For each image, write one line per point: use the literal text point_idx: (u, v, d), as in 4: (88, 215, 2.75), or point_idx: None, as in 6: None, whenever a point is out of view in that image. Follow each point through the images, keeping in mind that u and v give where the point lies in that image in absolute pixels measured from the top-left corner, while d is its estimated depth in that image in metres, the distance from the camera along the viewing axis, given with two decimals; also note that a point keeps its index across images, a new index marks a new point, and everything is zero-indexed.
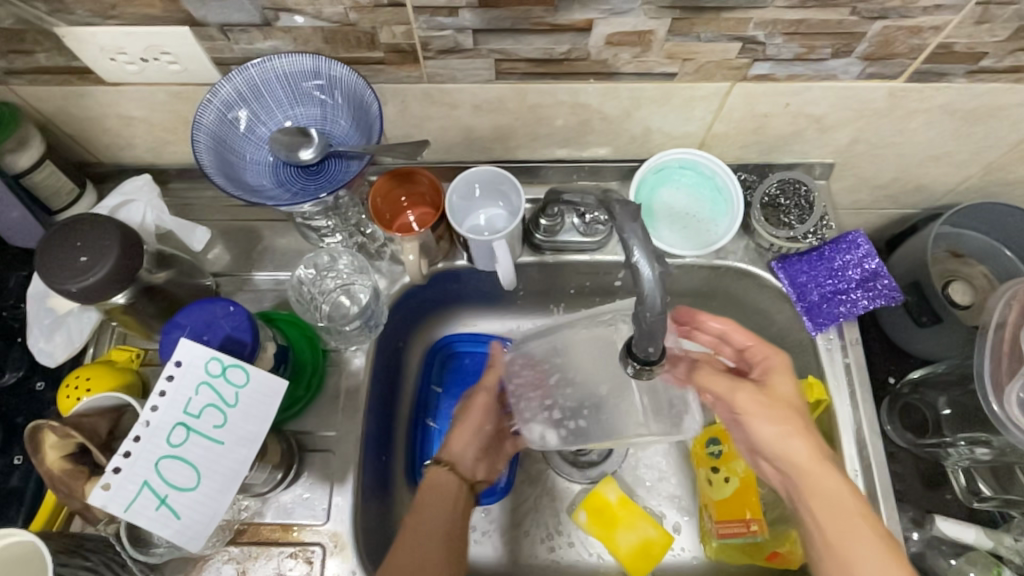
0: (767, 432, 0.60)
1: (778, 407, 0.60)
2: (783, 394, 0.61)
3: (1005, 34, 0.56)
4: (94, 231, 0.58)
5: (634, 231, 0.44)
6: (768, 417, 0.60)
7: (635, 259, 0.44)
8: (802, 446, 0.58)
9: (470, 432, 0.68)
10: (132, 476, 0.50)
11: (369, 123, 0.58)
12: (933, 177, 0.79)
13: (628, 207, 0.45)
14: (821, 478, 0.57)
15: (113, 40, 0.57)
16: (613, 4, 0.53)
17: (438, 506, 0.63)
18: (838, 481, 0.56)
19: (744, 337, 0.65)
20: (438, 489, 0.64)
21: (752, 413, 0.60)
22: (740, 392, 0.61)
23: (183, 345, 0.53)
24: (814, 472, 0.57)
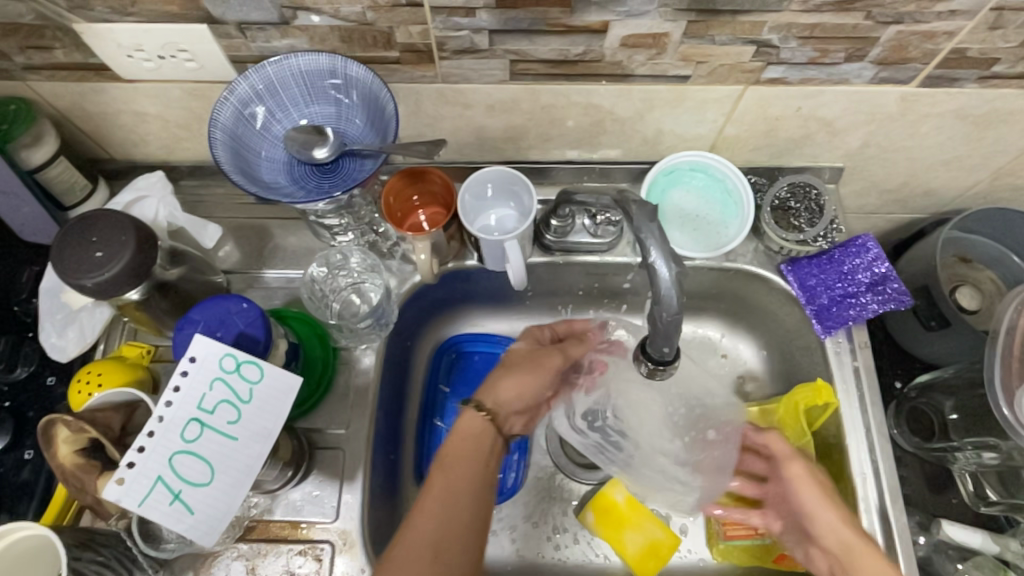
0: (812, 506, 0.62)
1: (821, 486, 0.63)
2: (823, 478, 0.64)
3: (1018, 40, 0.56)
4: (109, 227, 0.58)
5: (651, 232, 0.45)
6: (818, 492, 0.62)
7: (652, 258, 0.44)
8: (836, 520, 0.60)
9: (521, 387, 0.66)
10: (146, 471, 0.50)
11: (384, 122, 0.59)
12: (942, 181, 0.79)
13: (645, 208, 0.46)
14: (862, 559, 0.57)
15: (131, 37, 0.57)
16: (631, 6, 0.53)
17: (467, 455, 0.60)
18: (877, 560, 0.56)
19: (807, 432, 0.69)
20: (470, 435, 0.62)
21: (802, 489, 0.63)
22: (794, 462, 0.65)
23: (197, 341, 0.53)
24: (856, 551, 0.57)
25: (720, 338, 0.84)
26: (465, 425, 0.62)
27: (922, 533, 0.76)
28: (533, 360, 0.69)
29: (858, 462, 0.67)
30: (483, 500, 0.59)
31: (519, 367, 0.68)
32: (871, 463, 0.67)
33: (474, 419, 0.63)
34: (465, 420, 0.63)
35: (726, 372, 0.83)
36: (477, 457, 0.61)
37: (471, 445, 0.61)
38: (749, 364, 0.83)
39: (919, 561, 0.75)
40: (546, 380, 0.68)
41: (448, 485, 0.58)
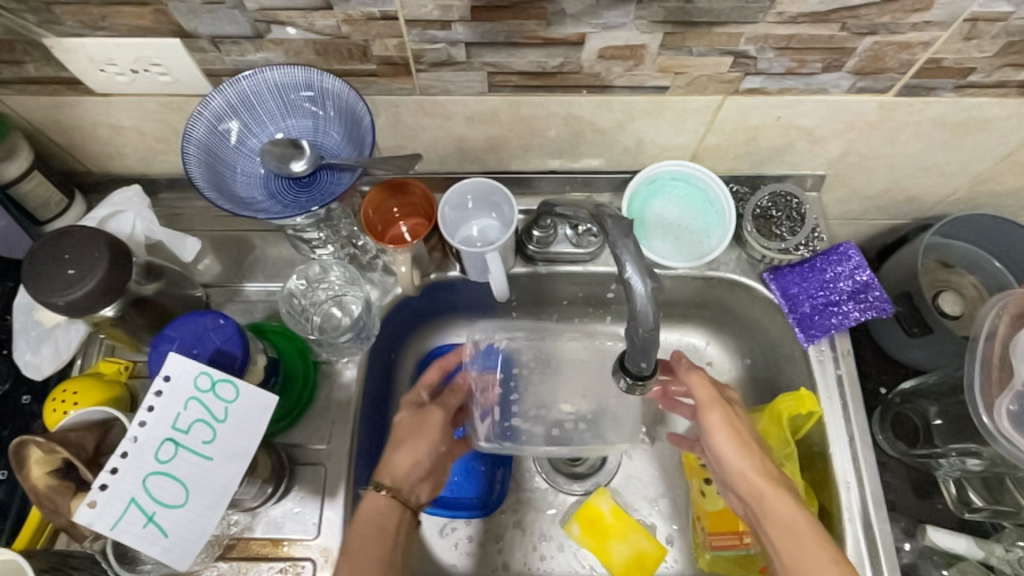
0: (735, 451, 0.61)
1: (742, 434, 0.62)
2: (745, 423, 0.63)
3: (993, 50, 0.56)
4: (82, 244, 0.57)
5: (626, 248, 0.45)
6: (738, 441, 0.61)
7: (628, 274, 0.45)
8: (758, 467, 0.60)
9: (416, 457, 0.64)
10: (120, 493, 0.49)
11: (361, 135, 0.58)
12: (923, 188, 0.79)
13: (620, 222, 0.46)
14: (773, 500, 0.57)
15: (103, 51, 0.56)
16: (607, 19, 0.53)
17: (377, 542, 0.58)
18: (788, 504, 0.57)
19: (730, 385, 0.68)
20: (370, 522, 0.59)
21: (718, 432, 0.62)
22: (714, 408, 0.63)
23: (172, 359, 0.52)
24: (767, 493, 0.58)
25: (705, 346, 0.84)
26: (369, 507, 0.60)
27: (907, 539, 0.76)
28: (417, 426, 0.67)
29: (842, 471, 0.67)
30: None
31: (405, 438, 0.65)
32: (855, 472, 0.67)
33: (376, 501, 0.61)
34: (366, 501, 0.61)
35: None
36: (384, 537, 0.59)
37: (373, 531, 0.59)
38: (733, 372, 0.83)
39: (904, 568, 0.74)
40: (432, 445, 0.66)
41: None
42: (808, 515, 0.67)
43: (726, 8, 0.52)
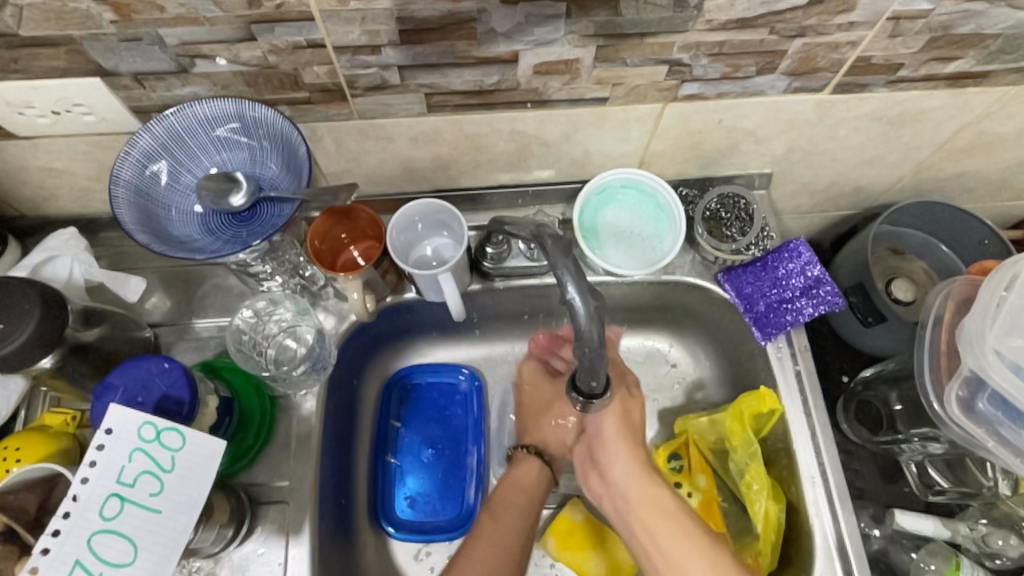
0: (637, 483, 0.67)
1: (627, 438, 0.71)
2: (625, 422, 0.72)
3: (919, 46, 0.57)
4: (11, 296, 0.55)
5: (567, 269, 0.45)
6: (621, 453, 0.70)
7: (569, 295, 0.45)
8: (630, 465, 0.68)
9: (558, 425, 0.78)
10: (62, 557, 0.47)
11: (298, 164, 0.57)
12: (868, 180, 0.81)
13: (559, 243, 0.47)
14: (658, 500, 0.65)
15: (20, 95, 0.54)
16: (538, 35, 0.53)
17: (517, 499, 0.71)
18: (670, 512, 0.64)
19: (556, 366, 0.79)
20: (522, 485, 0.73)
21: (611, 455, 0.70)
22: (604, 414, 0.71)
23: (113, 411, 0.50)
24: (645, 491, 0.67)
25: (669, 348, 0.85)
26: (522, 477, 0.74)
27: (876, 526, 0.76)
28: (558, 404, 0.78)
29: (806, 466, 0.68)
30: (517, 542, 0.68)
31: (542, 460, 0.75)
32: (818, 465, 0.68)
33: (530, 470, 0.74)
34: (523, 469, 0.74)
35: (678, 381, 0.83)
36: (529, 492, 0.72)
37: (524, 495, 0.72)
38: (699, 373, 0.83)
39: (876, 554, 0.75)
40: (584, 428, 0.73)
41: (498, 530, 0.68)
42: (777, 512, 0.68)
43: (657, 19, 0.52)
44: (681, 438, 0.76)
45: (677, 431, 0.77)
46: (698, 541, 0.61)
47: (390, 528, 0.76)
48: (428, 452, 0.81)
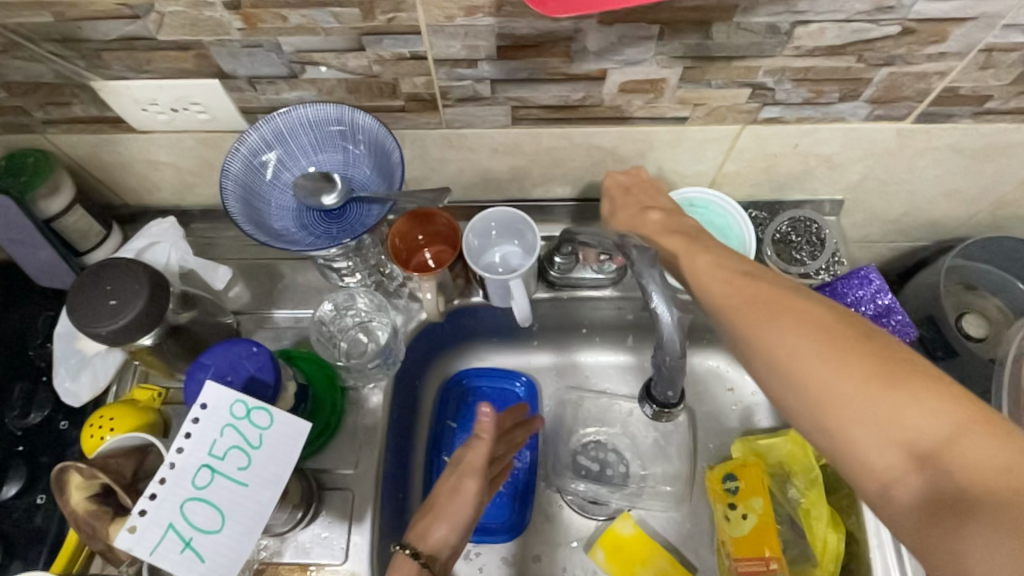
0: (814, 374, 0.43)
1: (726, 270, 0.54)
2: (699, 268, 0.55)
3: (1010, 79, 0.57)
4: (123, 275, 0.59)
5: (652, 278, 0.48)
6: (723, 283, 0.52)
7: (654, 304, 0.48)
8: (792, 323, 0.46)
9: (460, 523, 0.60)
10: (158, 519, 0.51)
11: (391, 168, 0.60)
12: (943, 212, 0.79)
13: (646, 254, 0.49)
14: (798, 358, 0.44)
15: (146, 92, 0.59)
16: (628, 55, 0.55)
17: None
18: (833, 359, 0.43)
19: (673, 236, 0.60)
20: None
21: (716, 283, 0.53)
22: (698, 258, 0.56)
23: (209, 388, 0.54)
24: (788, 331, 0.45)
25: (726, 370, 0.84)
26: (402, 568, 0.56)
27: None
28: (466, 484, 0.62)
29: None
30: None
31: (442, 510, 0.60)
32: None
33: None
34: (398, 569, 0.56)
35: (735, 404, 0.83)
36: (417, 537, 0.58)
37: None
38: (756, 397, 0.83)
39: None
40: (456, 487, 0.60)
41: None
42: (836, 541, 0.67)
43: (746, 43, 0.53)
44: (740, 459, 0.75)
45: (736, 453, 0.76)
46: (917, 383, 0.41)
47: None
48: None
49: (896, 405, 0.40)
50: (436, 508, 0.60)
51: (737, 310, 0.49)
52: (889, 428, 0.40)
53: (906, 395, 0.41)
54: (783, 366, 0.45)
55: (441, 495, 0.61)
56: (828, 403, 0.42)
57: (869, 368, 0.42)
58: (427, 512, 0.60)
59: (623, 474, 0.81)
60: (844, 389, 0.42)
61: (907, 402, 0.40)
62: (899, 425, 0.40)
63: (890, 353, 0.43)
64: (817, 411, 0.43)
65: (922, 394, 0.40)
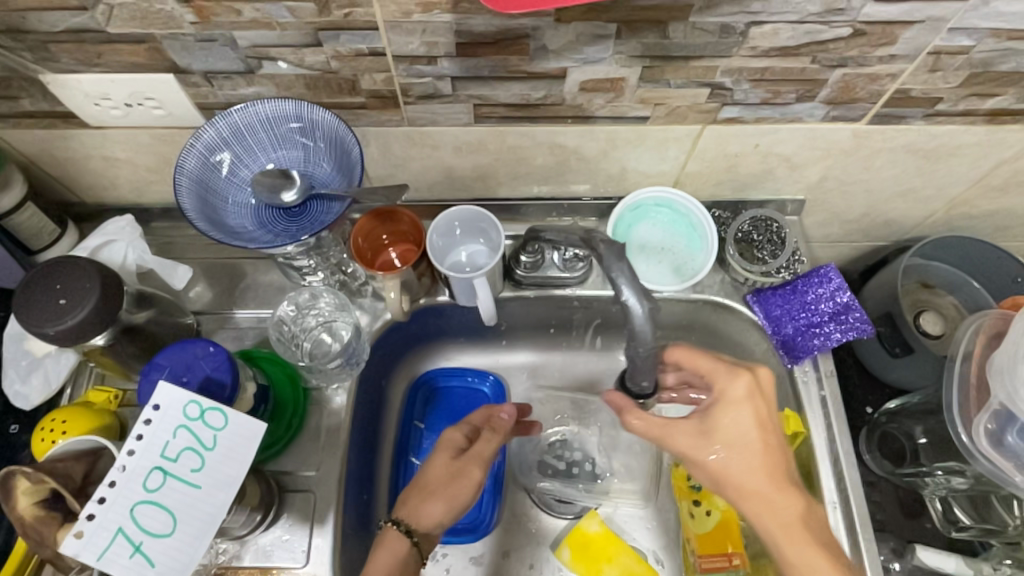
0: (739, 479, 0.55)
1: (741, 442, 0.55)
2: (735, 420, 0.56)
3: (958, 81, 0.59)
4: (74, 274, 0.58)
5: (621, 272, 0.53)
6: (742, 452, 0.55)
7: (626, 297, 0.52)
8: (747, 419, 0.56)
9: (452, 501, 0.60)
10: (106, 523, 0.49)
11: (350, 165, 0.59)
12: (900, 212, 0.81)
13: (614, 249, 0.54)
14: (758, 468, 0.55)
15: (98, 86, 0.58)
16: (587, 54, 0.55)
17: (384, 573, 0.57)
18: (790, 501, 0.54)
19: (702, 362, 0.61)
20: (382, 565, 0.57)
21: (733, 419, 0.56)
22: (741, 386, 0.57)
23: (161, 388, 0.53)
24: (759, 442, 0.55)
25: None
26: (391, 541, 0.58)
27: (896, 560, 0.75)
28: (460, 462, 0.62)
29: (827, 491, 0.68)
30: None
31: (440, 490, 0.60)
32: (839, 492, 0.68)
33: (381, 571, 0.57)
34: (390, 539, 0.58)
35: None
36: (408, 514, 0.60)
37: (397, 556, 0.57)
38: None
39: None
40: (458, 475, 0.61)
41: None
42: None
43: (702, 43, 0.54)
44: None
45: None
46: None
47: None
48: None
49: (796, 550, 0.53)
50: (428, 488, 0.61)
51: (744, 440, 0.55)
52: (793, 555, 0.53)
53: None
54: (721, 478, 0.55)
55: (438, 478, 0.61)
56: (750, 491, 0.55)
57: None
58: (419, 490, 0.61)
59: (590, 472, 0.81)
60: (771, 507, 0.54)
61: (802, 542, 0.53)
62: None
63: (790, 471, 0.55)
64: (750, 507, 0.55)
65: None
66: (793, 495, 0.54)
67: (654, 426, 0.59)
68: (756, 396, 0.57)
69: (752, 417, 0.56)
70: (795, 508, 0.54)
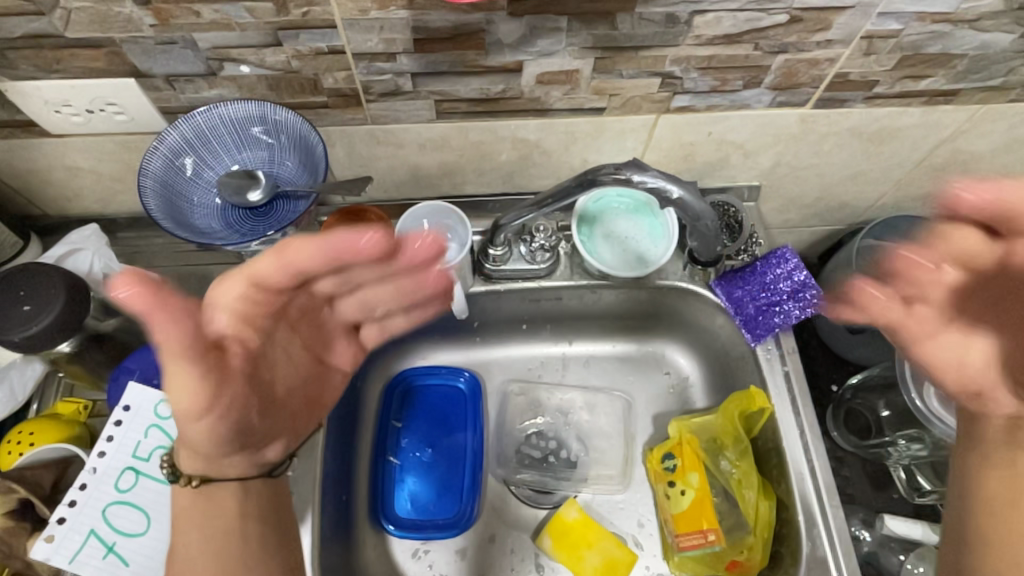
0: (987, 492, 0.57)
1: (932, 314, 0.58)
2: (933, 304, 0.57)
3: (892, 64, 0.62)
4: (39, 281, 0.58)
5: (654, 173, 0.61)
6: (938, 338, 0.58)
7: (678, 196, 0.62)
8: (980, 353, 0.58)
9: (274, 383, 0.52)
10: (78, 526, 0.50)
11: (315, 163, 0.60)
12: (852, 196, 0.85)
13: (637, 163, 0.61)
14: (995, 395, 0.58)
15: (58, 93, 0.58)
16: (541, 46, 0.57)
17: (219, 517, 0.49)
18: (1007, 390, 0.57)
19: (917, 314, 0.58)
20: (225, 498, 0.50)
21: (930, 339, 0.59)
22: (911, 321, 0.58)
23: (130, 390, 0.53)
24: (984, 381, 0.58)
25: (663, 354, 0.87)
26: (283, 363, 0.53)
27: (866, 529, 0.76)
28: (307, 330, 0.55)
29: (795, 462, 0.70)
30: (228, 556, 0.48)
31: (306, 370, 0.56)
32: (808, 463, 0.70)
33: (292, 372, 0.54)
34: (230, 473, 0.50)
35: (671, 388, 0.86)
36: (316, 405, 0.58)
37: (220, 503, 0.49)
38: (691, 378, 0.86)
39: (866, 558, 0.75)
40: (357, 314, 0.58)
41: (189, 539, 0.49)
42: (768, 509, 0.70)
43: (650, 33, 0.57)
44: (675, 438, 0.77)
45: (671, 433, 0.78)
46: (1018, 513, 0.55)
47: (390, 526, 0.76)
48: (426, 451, 0.81)
49: (1018, 514, 0.55)
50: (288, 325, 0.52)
51: (989, 389, 0.58)
52: (1008, 495, 0.56)
53: (1019, 521, 0.55)
54: (972, 478, 0.58)
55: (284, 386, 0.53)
56: (1009, 500, 0.56)
57: (1009, 502, 0.56)
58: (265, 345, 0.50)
59: (566, 460, 0.82)
60: (985, 380, 0.57)
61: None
62: (992, 533, 0.55)
63: (969, 391, 0.58)
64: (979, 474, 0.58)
65: (1004, 476, 0.57)
66: (970, 343, 0.58)
67: (891, 320, 0.59)
68: (930, 330, 0.59)
69: (932, 304, 0.57)
70: (1012, 403, 0.57)
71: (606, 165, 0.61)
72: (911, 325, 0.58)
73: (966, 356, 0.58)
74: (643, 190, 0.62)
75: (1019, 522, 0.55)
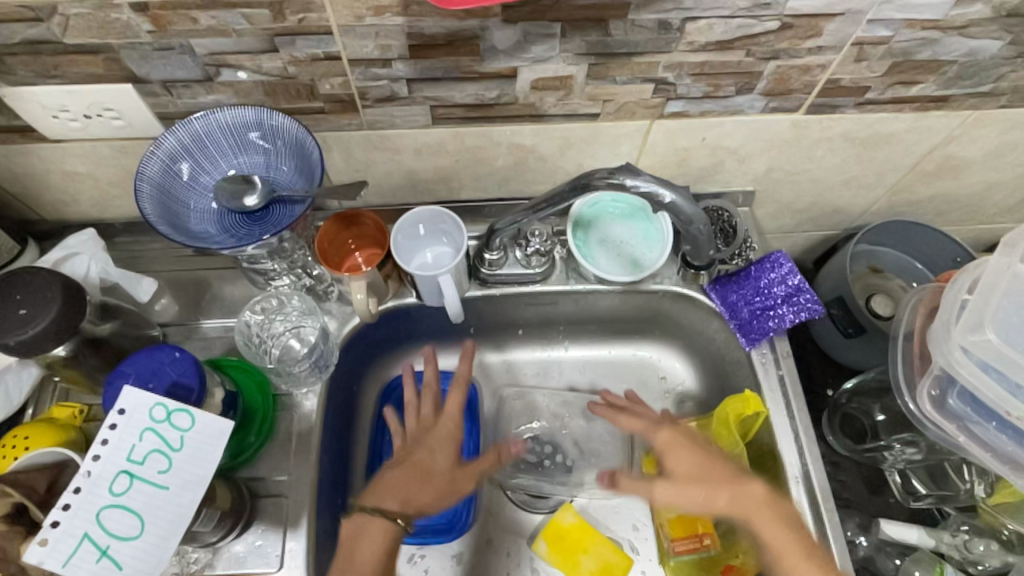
0: (710, 506, 0.65)
1: (686, 483, 0.67)
2: (680, 466, 0.68)
3: (882, 70, 0.63)
4: (36, 285, 0.58)
5: (647, 178, 0.62)
6: (693, 487, 0.66)
7: (671, 201, 0.63)
8: (698, 500, 0.66)
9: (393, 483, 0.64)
10: (71, 529, 0.49)
11: (311, 168, 0.61)
12: (846, 200, 0.85)
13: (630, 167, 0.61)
14: (759, 519, 0.64)
15: (56, 98, 0.59)
16: (535, 53, 0.58)
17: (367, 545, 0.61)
18: (771, 513, 0.63)
19: (682, 458, 0.68)
20: (367, 534, 0.62)
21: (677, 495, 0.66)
22: (654, 487, 0.68)
23: (126, 392, 0.53)
24: (749, 513, 0.64)
25: (657, 359, 0.87)
26: (393, 476, 0.65)
27: (863, 534, 0.76)
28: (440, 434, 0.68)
29: (790, 466, 0.70)
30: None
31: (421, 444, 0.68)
32: (802, 466, 0.70)
33: (396, 487, 0.64)
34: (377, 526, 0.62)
35: (666, 392, 0.86)
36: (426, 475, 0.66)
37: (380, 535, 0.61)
38: (687, 382, 0.86)
39: (861, 562, 0.75)
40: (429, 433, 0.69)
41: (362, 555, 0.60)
42: None
43: (643, 39, 0.57)
44: None
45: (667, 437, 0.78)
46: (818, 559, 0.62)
47: None
48: None
49: (776, 535, 0.63)
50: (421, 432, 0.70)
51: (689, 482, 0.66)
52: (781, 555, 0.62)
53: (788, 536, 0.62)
54: (745, 519, 0.64)
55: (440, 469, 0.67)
56: (746, 514, 0.64)
57: (803, 545, 0.62)
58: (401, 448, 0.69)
59: (562, 464, 0.82)
60: (752, 506, 0.64)
61: (771, 516, 0.63)
62: (786, 564, 0.62)
63: (719, 473, 0.67)
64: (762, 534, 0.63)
65: (777, 524, 0.63)
66: (748, 481, 0.65)
67: (638, 488, 0.69)
68: (678, 444, 0.70)
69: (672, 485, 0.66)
70: (760, 496, 0.64)
71: (600, 169, 0.61)
72: (660, 496, 0.67)
73: (681, 459, 0.68)
74: (636, 194, 0.63)
75: (805, 557, 0.61)
